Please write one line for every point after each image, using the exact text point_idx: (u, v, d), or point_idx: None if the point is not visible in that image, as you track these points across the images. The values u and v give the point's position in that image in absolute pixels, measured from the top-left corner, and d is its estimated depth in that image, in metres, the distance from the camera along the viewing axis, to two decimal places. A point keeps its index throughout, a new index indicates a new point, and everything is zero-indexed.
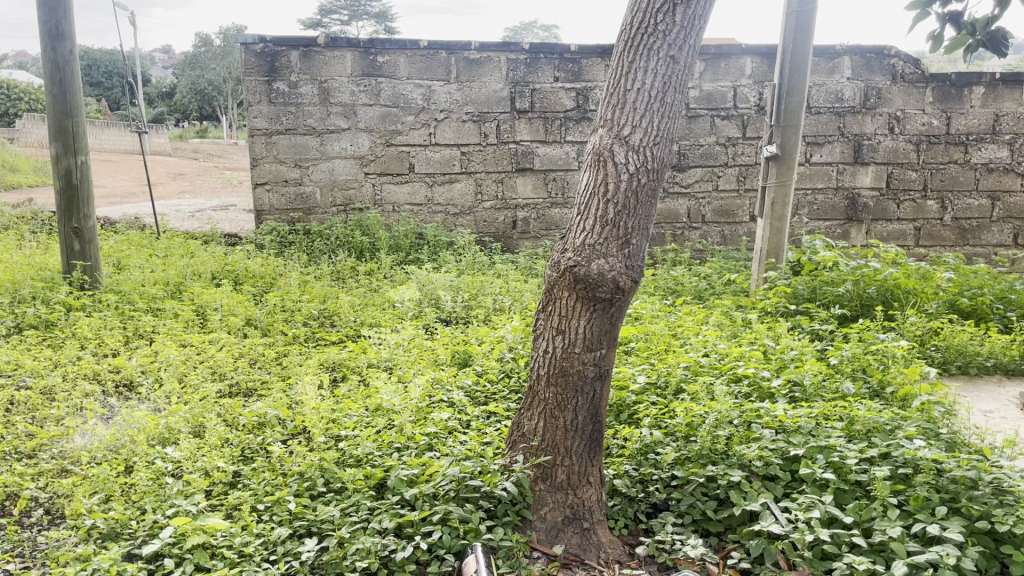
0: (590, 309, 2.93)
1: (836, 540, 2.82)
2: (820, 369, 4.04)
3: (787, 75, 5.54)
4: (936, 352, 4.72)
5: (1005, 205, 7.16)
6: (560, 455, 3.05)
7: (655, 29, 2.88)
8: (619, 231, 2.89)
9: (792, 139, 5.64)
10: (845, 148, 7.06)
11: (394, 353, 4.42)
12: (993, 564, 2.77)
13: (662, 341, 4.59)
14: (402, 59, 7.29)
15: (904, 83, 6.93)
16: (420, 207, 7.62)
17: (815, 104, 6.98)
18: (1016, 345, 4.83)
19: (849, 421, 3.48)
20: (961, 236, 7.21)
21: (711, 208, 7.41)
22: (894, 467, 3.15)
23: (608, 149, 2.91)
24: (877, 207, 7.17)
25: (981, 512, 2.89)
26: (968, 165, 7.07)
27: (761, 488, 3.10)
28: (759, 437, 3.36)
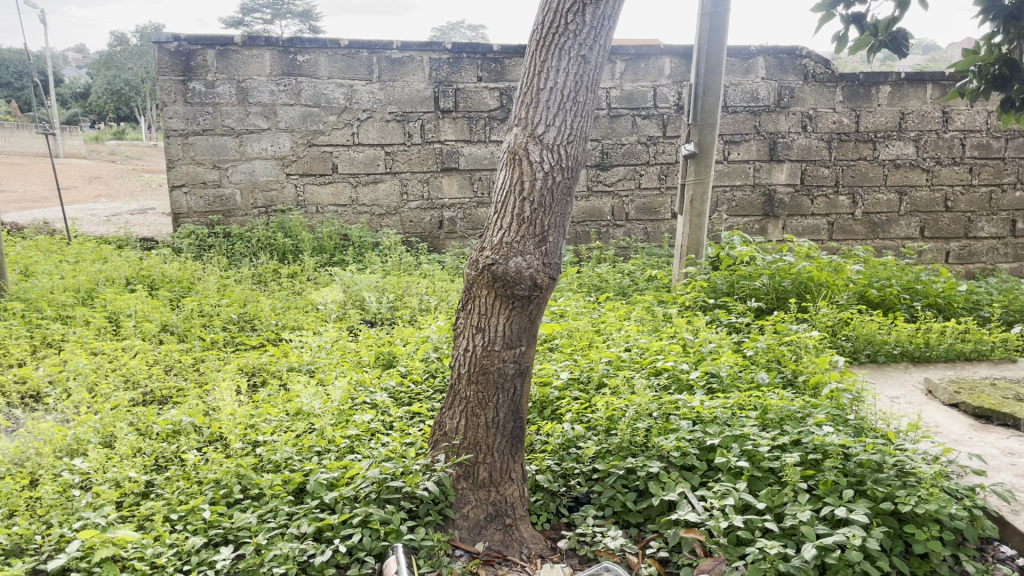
0: (508, 306, 2.95)
1: (749, 526, 2.91)
2: (736, 361, 4.16)
3: (703, 74, 5.68)
4: (847, 341, 4.90)
5: (912, 199, 7.45)
6: (482, 453, 3.06)
7: (566, 29, 2.92)
8: (536, 229, 2.92)
9: (709, 137, 5.78)
10: (760, 145, 7.26)
11: (316, 357, 4.36)
12: (898, 543, 2.91)
13: (585, 337, 4.65)
14: (323, 58, 7.20)
15: (815, 83, 7.18)
16: (344, 208, 7.53)
17: (732, 104, 7.17)
18: (921, 333, 5.04)
19: (763, 410, 3.59)
20: (871, 230, 7.48)
21: (634, 206, 7.53)
22: (805, 453, 3.27)
23: (522, 148, 2.94)
24: (793, 203, 7.38)
25: (885, 494, 3.01)
26: (876, 161, 7.34)
27: (678, 477, 3.18)
28: (677, 428, 3.44)
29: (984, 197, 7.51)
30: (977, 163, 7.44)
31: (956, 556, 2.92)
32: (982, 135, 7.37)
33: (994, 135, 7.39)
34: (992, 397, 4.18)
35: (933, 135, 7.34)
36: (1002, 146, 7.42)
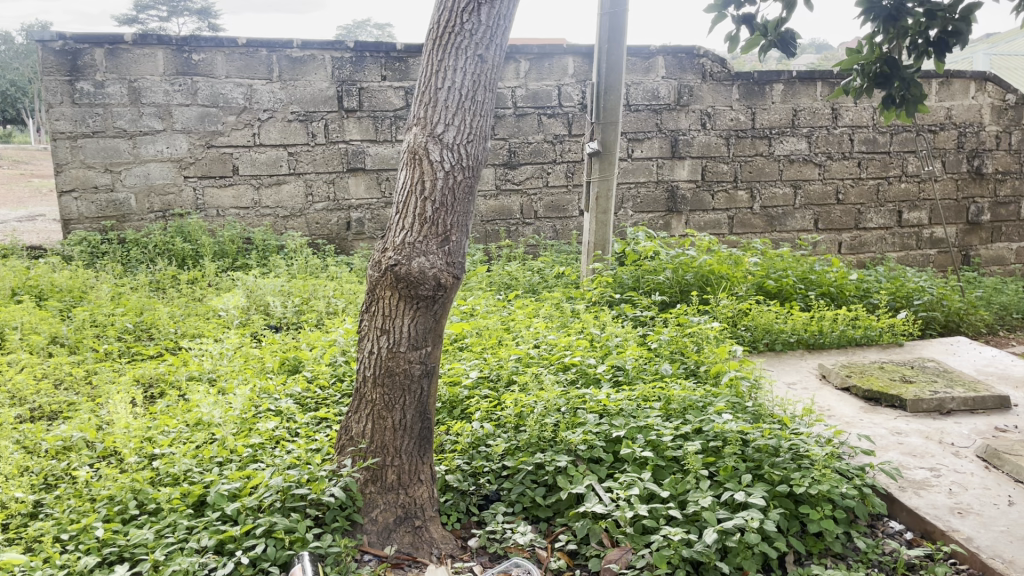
0: (412, 307, 2.93)
1: (654, 514, 2.98)
2: (641, 353, 4.26)
3: (604, 74, 5.78)
4: (746, 331, 5.09)
5: (806, 192, 7.75)
6: (390, 456, 3.03)
7: (462, 28, 2.92)
8: (438, 228, 2.91)
9: (612, 136, 5.89)
10: (662, 143, 7.43)
11: (217, 364, 4.23)
12: (794, 523, 3.03)
13: (494, 335, 4.65)
14: (220, 57, 7.00)
15: (712, 82, 7.40)
16: (247, 211, 7.33)
17: (634, 102, 7.31)
18: (815, 321, 5.26)
19: (667, 401, 3.68)
20: (769, 223, 7.76)
21: (542, 204, 7.59)
22: (706, 441, 3.37)
23: (422, 148, 2.92)
24: (695, 199, 7.59)
25: (781, 477, 3.14)
26: (772, 157, 7.62)
27: (586, 470, 3.23)
28: (584, 422, 3.49)
29: (873, 189, 7.86)
30: (865, 158, 7.78)
31: (848, 533, 3.06)
32: (869, 131, 7.72)
33: (880, 131, 7.75)
34: (881, 380, 4.40)
35: (824, 131, 7.66)
36: (888, 141, 7.77)
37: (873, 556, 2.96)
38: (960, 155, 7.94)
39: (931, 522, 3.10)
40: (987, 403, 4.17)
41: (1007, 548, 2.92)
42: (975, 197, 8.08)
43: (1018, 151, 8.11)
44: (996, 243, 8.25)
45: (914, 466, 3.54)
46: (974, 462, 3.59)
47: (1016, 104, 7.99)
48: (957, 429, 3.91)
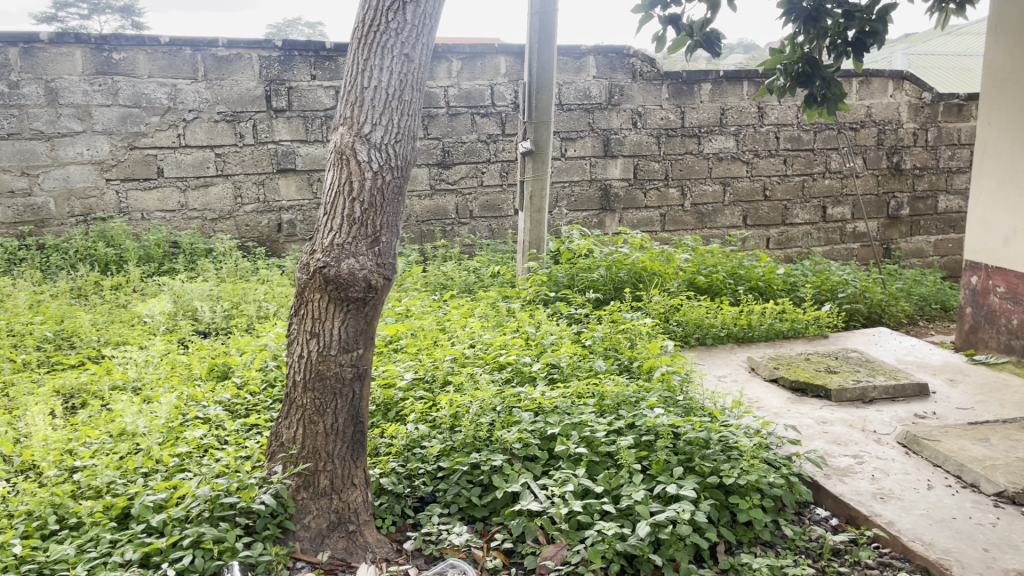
0: (342, 309, 2.90)
1: (588, 510, 3.01)
2: (575, 351, 4.30)
3: (536, 73, 5.81)
4: (678, 327, 5.19)
5: (735, 189, 7.92)
6: (322, 461, 2.99)
7: (387, 27, 2.90)
8: (367, 229, 2.88)
9: (544, 135, 5.92)
10: (595, 142, 7.50)
11: (142, 372, 4.11)
12: (724, 513, 3.10)
13: (429, 336, 4.62)
14: (141, 56, 6.81)
15: (643, 81, 7.51)
16: (173, 214, 7.14)
17: (566, 102, 7.37)
18: (744, 315, 5.38)
19: (600, 397, 3.72)
20: (700, 220, 7.89)
21: (477, 204, 7.53)
22: (639, 435, 3.42)
23: (349, 148, 2.88)
24: (627, 197, 7.68)
25: (712, 468, 3.20)
26: (701, 155, 7.77)
27: (521, 469, 3.24)
28: (519, 420, 3.50)
29: (798, 185, 8.07)
30: (791, 155, 7.99)
31: (776, 521, 3.15)
32: (794, 129, 7.93)
33: (804, 129, 7.97)
34: (807, 371, 4.53)
35: (751, 130, 7.84)
36: (812, 138, 8.00)
37: (800, 543, 3.04)
38: (880, 152, 8.21)
39: (855, 508, 3.20)
40: (907, 390, 4.33)
41: (927, 531, 3.04)
42: (895, 192, 8.35)
43: (934, 147, 8.37)
44: (916, 236, 8.51)
45: (838, 454, 3.65)
46: (895, 449, 3.72)
47: (932, 101, 8.26)
48: (879, 417, 4.05)
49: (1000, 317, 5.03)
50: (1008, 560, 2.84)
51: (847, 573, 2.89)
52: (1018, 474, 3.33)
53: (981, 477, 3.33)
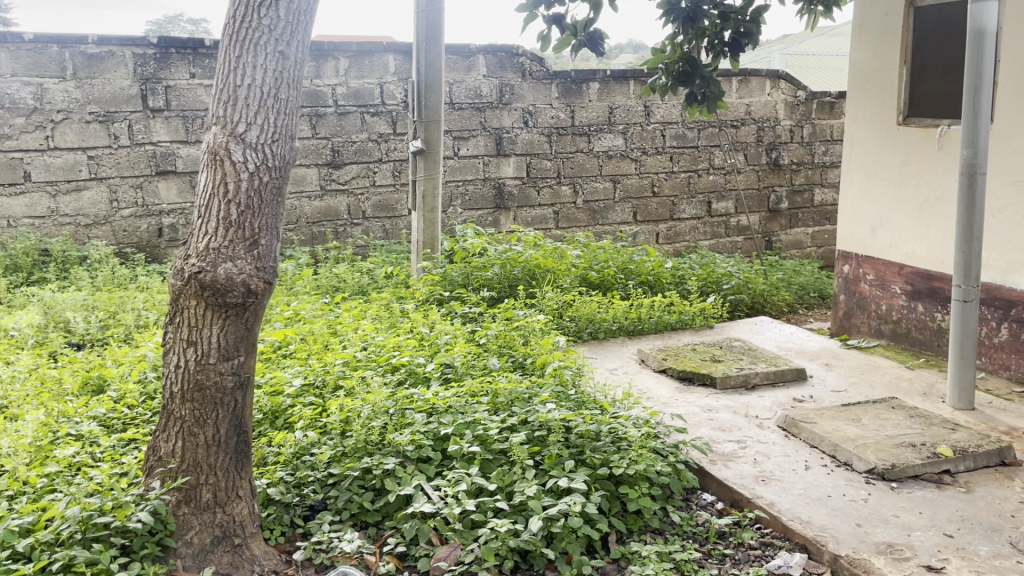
0: (221, 316, 2.79)
1: (482, 508, 3.01)
2: (469, 349, 4.28)
3: (424, 72, 5.77)
4: (571, 322, 5.27)
5: (625, 186, 8.09)
6: (203, 474, 2.88)
7: (259, 23, 2.81)
8: (245, 232, 2.79)
9: (434, 134, 5.88)
10: (487, 140, 7.50)
11: (7, 390, 3.86)
12: (615, 504, 3.16)
13: (319, 340, 4.50)
14: (3, 54, 6.42)
15: (532, 80, 7.57)
16: (43, 220, 6.74)
17: (457, 100, 7.35)
18: (634, 308, 5.51)
19: (494, 395, 3.72)
20: (592, 217, 8.01)
21: (370, 204, 7.37)
22: (531, 431, 3.44)
23: (222, 148, 2.78)
24: (521, 195, 7.71)
25: (602, 460, 3.26)
26: (592, 153, 7.90)
27: (414, 471, 3.21)
28: (412, 422, 3.46)
29: (685, 181, 8.32)
30: (676, 152, 8.23)
31: (665, 508, 3.23)
32: (679, 127, 8.17)
33: (688, 127, 8.22)
34: (693, 361, 4.68)
35: (638, 128, 8.03)
36: (696, 136, 8.26)
37: (688, 528, 3.13)
38: (759, 149, 8.55)
39: (739, 491, 3.32)
40: (787, 375, 4.52)
41: (805, 510, 3.18)
42: (775, 186, 8.71)
43: (810, 143, 8.77)
44: (795, 228, 8.90)
45: (723, 440, 3.78)
46: (775, 432, 3.88)
47: (806, 99, 8.66)
48: (761, 403, 4.22)
49: (870, 304, 5.32)
50: (879, 533, 3.01)
51: (732, 555, 3.00)
52: (887, 450, 3.53)
53: (854, 455, 3.51)
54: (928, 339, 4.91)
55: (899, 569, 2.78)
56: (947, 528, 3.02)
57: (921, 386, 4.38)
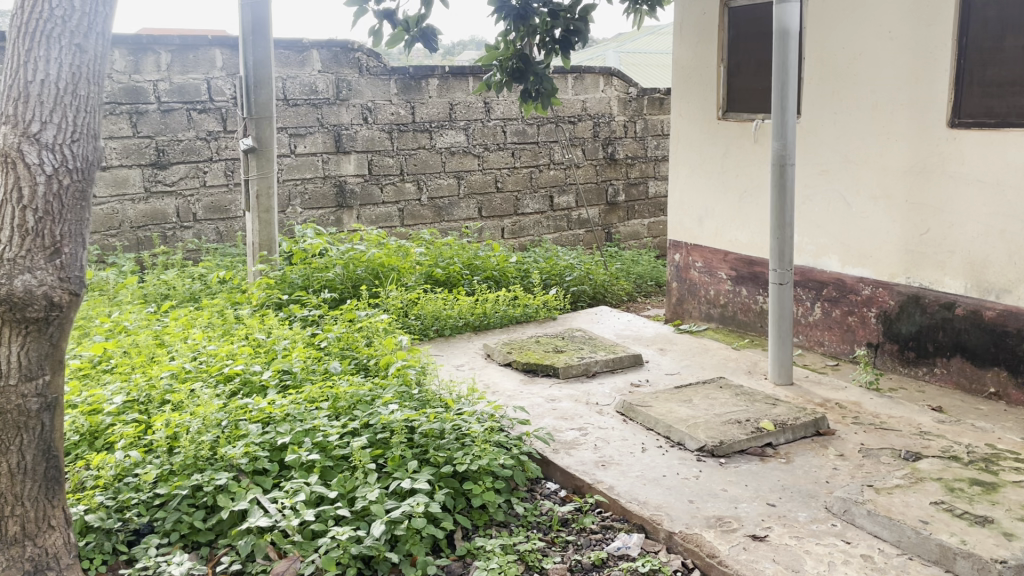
0: (21, 333, 2.55)
1: (322, 518, 2.91)
2: (308, 354, 4.14)
3: (252, 68, 5.54)
4: (416, 321, 5.22)
5: (468, 182, 8.10)
6: (8, 505, 2.64)
7: (51, 14, 2.59)
8: (44, 240, 2.56)
9: (266, 131, 5.66)
10: (325, 138, 7.30)
11: None
12: (460, 500, 3.15)
13: (144, 352, 4.22)
14: None
15: (370, 76, 7.44)
16: None
17: (291, 96, 7.10)
18: (479, 304, 5.52)
19: (334, 399, 3.61)
20: (437, 214, 7.98)
21: (201, 205, 7.00)
22: (374, 434, 3.37)
23: (14, 149, 2.55)
24: (363, 193, 7.55)
25: (446, 458, 3.24)
26: (434, 150, 7.86)
27: (249, 484, 3.07)
28: (246, 434, 3.31)
29: (526, 177, 8.44)
30: (517, 148, 8.34)
31: (509, 501, 3.25)
32: (518, 123, 8.29)
33: (528, 123, 8.36)
34: (537, 353, 4.75)
35: (479, 124, 8.07)
36: (536, 132, 8.41)
37: (532, 518, 3.17)
38: (596, 144, 8.82)
39: (580, 478, 3.40)
40: (625, 362, 4.68)
41: (642, 491, 3.29)
42: (612, 180, 9.01)
43: (642, 138, 9.13)
44: (632, 220, 9.24)
45: (565, 429, 3.86)
46: (614, 418, 4.00)
47: (637, 95, 9.00)
48: (601, 390, 4.34)
49: (700, 289, 5.60)
50: (709, 507, 3.16)
51: (574, 541, 3.07)
52: (715, 428, 3.73)
53: (686, 435, 3.67)
54: (752, 321, 5.23)
55: (727, 540, 2.93)
56: (770, 498, 3.22)
57: (746, 365, 4.65)
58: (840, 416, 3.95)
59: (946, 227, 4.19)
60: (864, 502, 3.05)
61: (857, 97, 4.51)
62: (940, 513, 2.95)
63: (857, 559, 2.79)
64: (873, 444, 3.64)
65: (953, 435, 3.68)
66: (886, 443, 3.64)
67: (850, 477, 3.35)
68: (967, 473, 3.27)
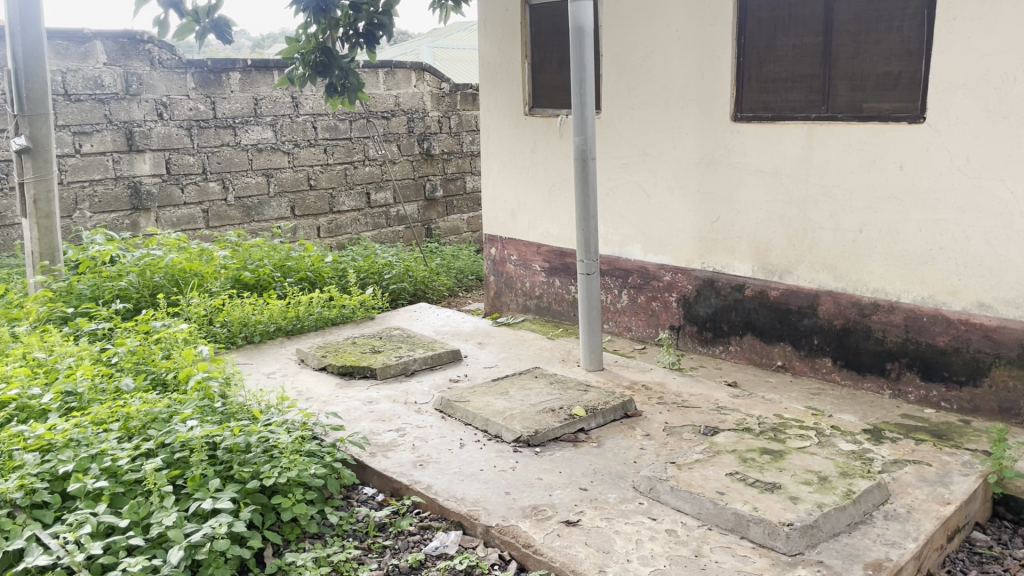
0: None
1: (112, 549, 2.68)
2: (96, 372, 3.81)
3: (21, 58, 5.02)
4: (222, 329, 4.97)
5: (279, 180, 7.80)
6: None
7: None
8: None
9: (42, 130, 5.16)
10: (115, 135, 6.76)
11: None
12: (269, 515, 3.01)
13: None
14: None
15: (163, 69, 6.97)
16: None
17: (73, 91, 6.51)
18: (291, 307, 5.33)
19: (125, 419, 3.34)
20: (246, 214, 7.63)
21: None
22: (170, 453, 3.14)
23: None
24: (162, 194, 7.07)
25: (252, 472, 3.07)
26: (239, 147, 7.49)
27: (27, 521, 2.77)
28: (21, 464, 2.98)
29: (341, 173, 8.24)
30: (330, 144, 8.12)
31: (323, 511, 3.15)
32: (329, 118, 8.07)
33: (340, 118, 8.15)
34: (353, 355, 4.64)
35: (287, 120, 7.78)
36: (348, 127, 8.22)
37: (347, 527, 3.08)
38: (411, 139, 8.76)
39: (397, 479, 3.35)
40: (443, 358, 4.66)
41: (459, 487, 3.28)
42: (429, 175, 8.98)
43: (457, 133, 9.17)
44: (451, 215, 9.26)
45: (382, 431, 3.79)
46: (432, 415, 3.98)
47: (450, 91, 9.02)
48: (419, 388, 4.30)
49: (516, 282, 5.69)
50: (525, 497, 3.20)
51: (391, 546, 3.01)
52: (531, 418, 3.79)
53: (503, 427, 3.71)
54: (565, 310, 5.38)
55: (542, 528, 2.98)
56: (582, 483, 3.31)
57: (560, 354, 4.78)
58: (647, 397, 4.13)
59: (733, 215, 4.49)
60: (667, 479, 3.20)
61: (650, 94, 4.74)
62: (734, 483, 3.14)
63: (662, 534, 2.92)
64: (676, 422, 3.84)
65: (746, 408, 3.95)
66: (688, 420, 3.85)
67: (656, 456, 3.51)
68: (758, 443, 3.52)
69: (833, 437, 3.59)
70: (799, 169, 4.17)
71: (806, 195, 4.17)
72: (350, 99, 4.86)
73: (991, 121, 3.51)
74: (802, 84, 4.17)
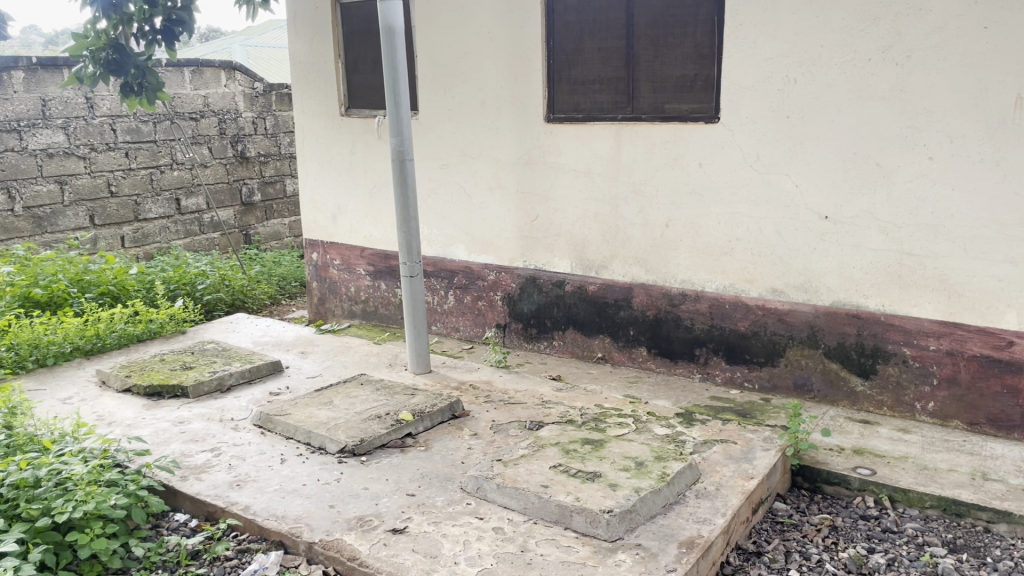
0: None
1: None
2: None
3: None
4: (8, 353, 4.52)
5: (74, 187, 7.19)
6: None
7: None
8: None
9: None
10: None
11: None
12: (63, 555, 2.76)
13: None
14: None
15: None
16: None
17: None
18: (90, 325, 4.93)
19: None
20: (37, 225, 6.97)
21: None
22: None
23: None
24: None
25: (42, 510, 2.80)
26: (26, 152, 6.84)
27: None
28: None
29: (145, 179, 7.73)
30: (132, 148, 7.59)
31: (127, 544, 2.93)
32: (130, 120, 7.54)
33: (142, 120, 7.64)
34: (161, 373, 4.34)
35: (81, 122, 7.19)
36: (151, 129, 7.72)
37: (155, 558, 2.88)
38: (223, 141, 8.36)
39: (212, 503, 3.17)
40: (262, 371, 4.46)
41: (280, 505, 3.15)
42: (245, 179, 8.61)
43: (274, 135, 8.85)
44: (270, 220, 8.92)
45: (195, 452, 3.58)
46: (251, 432, 3.80)
47: (263, 91, 8.70)
48: (236, 404, 4.10)
49: (340, 287, 5.55)
50: (350, 509, 3.12)
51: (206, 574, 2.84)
52: (355, 427, 3.70)
53: (326, 438, 3.60)
54: (391, 314, 5.31)
55: (368, 539, 2.91)
56: (409, 488, 3.27)
57: (387, 358, 4.71)
58: (473, 397, 4.15)
59: (551, 212, 4.59)
60: (493, 477, 3.22)
61: (466, 94, 4.76)
62: (557, 475, 3.21)
63: (489, 533, 2.94)
64: (502, 419, 3.88)
65: (569, 400, 4.05)
66: (513, 416, 3.91)
67: (482, 454, 3.53)
68: (579, 434, 3.61)
69: (650, 423, 3.75)
70: (610, 166, 4.33)
71: (617, 193, 4.33)
72: (148, 101, 4.55)
73: (777, 119, 3.79)
74: (608, 85, 4.32)
